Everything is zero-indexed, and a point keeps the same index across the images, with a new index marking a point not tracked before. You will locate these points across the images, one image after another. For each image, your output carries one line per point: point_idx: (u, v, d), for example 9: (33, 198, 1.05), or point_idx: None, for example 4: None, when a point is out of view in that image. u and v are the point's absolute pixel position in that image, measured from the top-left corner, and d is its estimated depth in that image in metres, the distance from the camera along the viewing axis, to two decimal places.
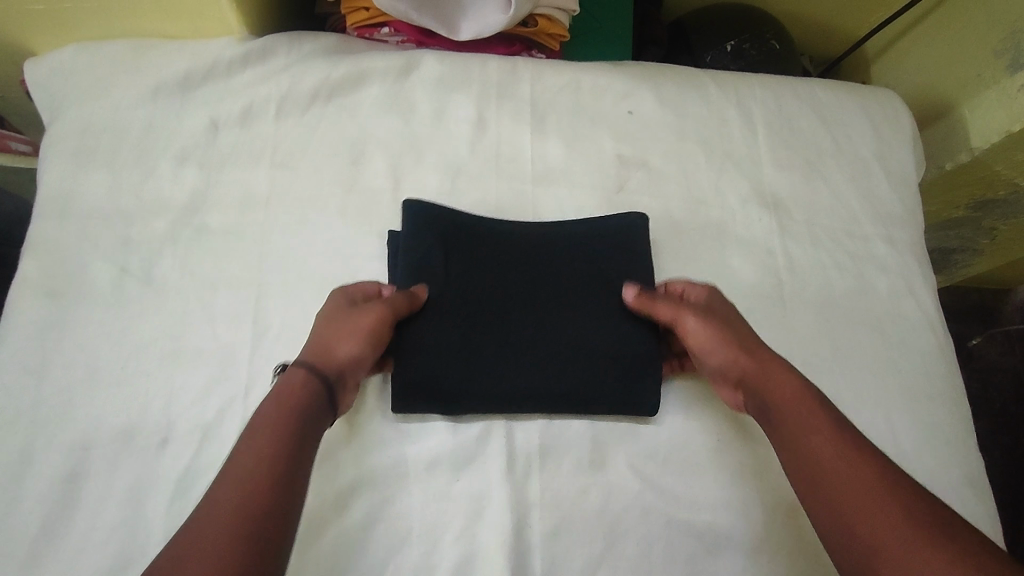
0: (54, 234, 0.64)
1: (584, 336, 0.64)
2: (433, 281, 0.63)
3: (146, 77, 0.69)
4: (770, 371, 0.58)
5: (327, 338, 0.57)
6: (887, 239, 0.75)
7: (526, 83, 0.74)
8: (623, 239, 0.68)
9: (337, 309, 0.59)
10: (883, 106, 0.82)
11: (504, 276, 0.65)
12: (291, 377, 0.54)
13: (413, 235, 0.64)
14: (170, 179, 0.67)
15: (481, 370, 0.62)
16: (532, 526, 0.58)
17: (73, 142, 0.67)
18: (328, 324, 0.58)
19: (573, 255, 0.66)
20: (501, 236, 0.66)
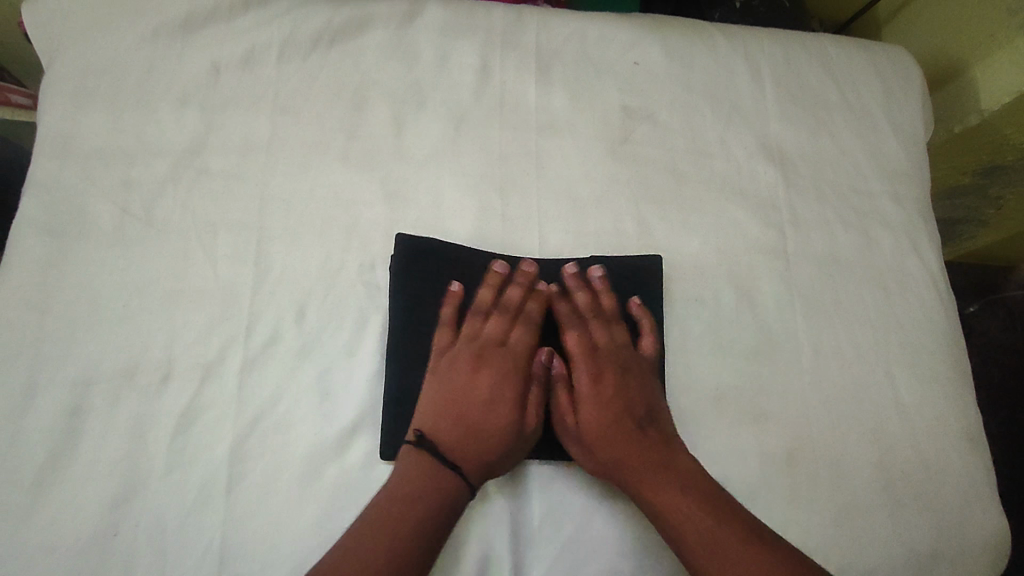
0: (55, 173, 0.64)
1: (589, 361, 0.61)
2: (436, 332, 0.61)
3: (147, 18, 0.68)
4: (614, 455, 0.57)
5: (486, 420, 0.58)
6: (893, 196, 0.75)
7: (531, 32, 0.73)
8: (630, 275, 0.65)
9: (506, 381, 0.60)
10: (893, 61, 0.81)
11: (504, 311, 0.62)
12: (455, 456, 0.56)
13: (408, 272, 0.61)
14: (170, 121, 0.66)
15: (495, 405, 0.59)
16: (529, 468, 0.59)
17: (73, 82, 0.67)
18: (488, 403, 0.58)
19: (575, 290, 0.63)
20: (497, 269, 0.63)
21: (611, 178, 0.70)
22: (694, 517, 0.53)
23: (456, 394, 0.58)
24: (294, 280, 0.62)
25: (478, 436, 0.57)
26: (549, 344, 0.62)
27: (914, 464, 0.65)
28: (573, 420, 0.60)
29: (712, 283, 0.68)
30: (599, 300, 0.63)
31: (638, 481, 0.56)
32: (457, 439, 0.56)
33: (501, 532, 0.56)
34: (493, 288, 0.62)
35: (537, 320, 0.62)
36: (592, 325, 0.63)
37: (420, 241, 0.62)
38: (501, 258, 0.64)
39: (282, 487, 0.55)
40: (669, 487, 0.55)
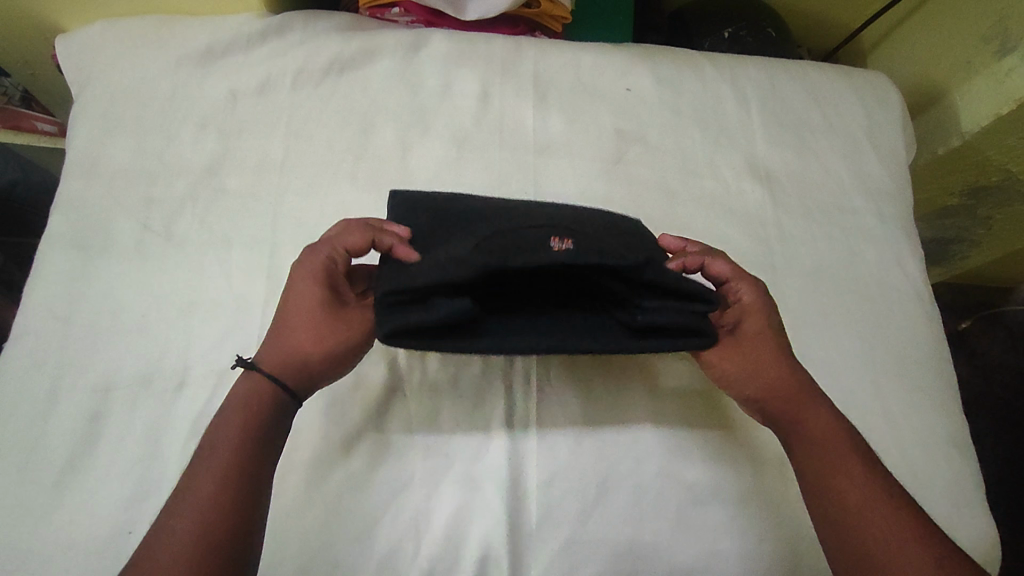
0: (82, 193, 0.68)
1: (591, 350, 0.64)
2: None
3: (171, 50, 0.73)
4: (797, 399, 0.58)
5: (293, 338, 0.56)
6: (878, 213, 0.78)
7: (529, 61, 0.78)
8: None
9: (315, 292, 0.56)
10: (873, 86, 0.85)
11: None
12: (270, 392, 0.54)
13: None
14: (190, 145, 0.71)
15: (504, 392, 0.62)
16: (529, 469, 0.60)
17: (101, 109, 0.72)
18: (298, 324, 0.56)
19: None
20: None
21: (604, 197, 0.73)
22: (859, 466, 0.56)
23: (281, 319, 0.57)
24: None
25: (286, 361, 0.55)
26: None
27: (904, 470, 0.67)
28: (735, 361, 0.60)
29: None
30: None
31: (802, 417, 0.58)
32: (285, 362, 0.55)
33: (499, 536, 0.58)
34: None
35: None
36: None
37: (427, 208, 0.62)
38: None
39: (289, 488, 0.58)
40: (839, 433, 0.57)
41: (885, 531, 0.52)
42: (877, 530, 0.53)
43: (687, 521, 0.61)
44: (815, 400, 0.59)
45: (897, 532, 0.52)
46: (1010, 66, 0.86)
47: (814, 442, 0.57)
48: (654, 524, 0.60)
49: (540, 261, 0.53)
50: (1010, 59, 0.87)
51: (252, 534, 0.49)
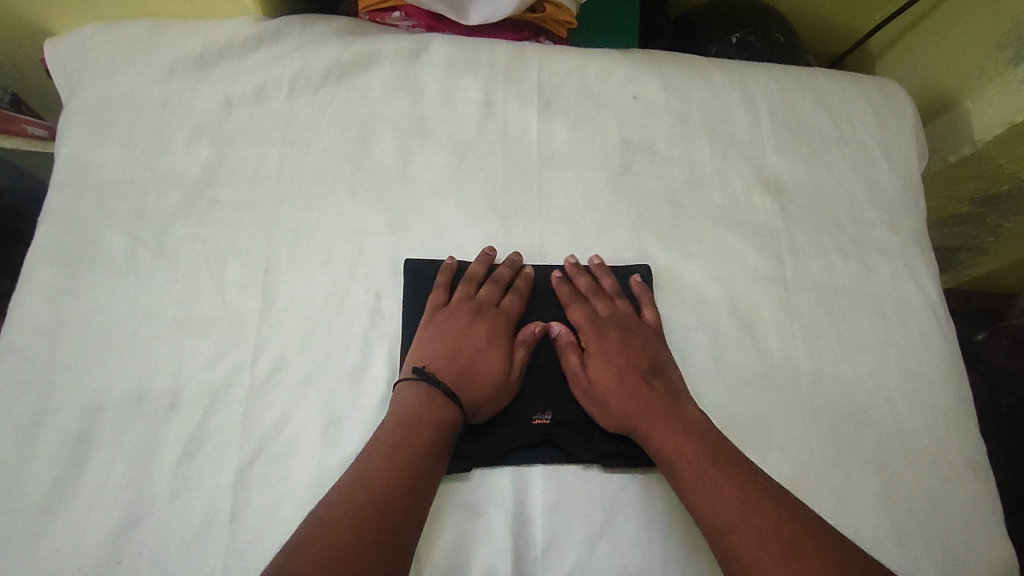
0: (70, 204, 0.66)
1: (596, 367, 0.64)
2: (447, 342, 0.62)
3: (164, 55, 0.71)
4: (649, 414, 0.59)
5: (486, 369, 0.60)
6: (891, 226, 0.76)
7: (533, 68, 0.76)
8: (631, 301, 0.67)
9: (480, 319, 0.63)
10: (886, 95, 0.83)
11: (515, 317, 0.65)
12: (443, 407, 0.56)
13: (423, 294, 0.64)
14: (183, 154, 0.68)
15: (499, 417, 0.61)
16: (532, 497, 0.58)
17: (91, 116, 0.69)
18: (481, 356, 0.61)
19: (583, 300, 0.66)
20: (510, 280, 0.66)
21: (611, 208, 0.71)
22: (713, 477, 0.53)
23: (451, 342, 0.61)
24: (301, 308, 0.63)
25: (466, 379, 0.59)
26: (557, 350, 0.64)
27: (920, 494, 0.64)
28: (596, 387, 0.62)
29: (712, 312, 0.69)
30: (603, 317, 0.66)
31: (655, 441, 0.57)
32: (450, 378, 0.59)
33: (503, 563, 0.56)
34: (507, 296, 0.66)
35: (548, 327, 0.65)
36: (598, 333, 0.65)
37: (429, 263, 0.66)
38: (514, 269, 0.67)
39: (285, 515, 0.56)
40: (692, 443, 0.56)
41: (744, 536, 0.49)
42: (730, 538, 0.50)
43: (699, 548, 0.58)
44: (663, 415, 0.58)
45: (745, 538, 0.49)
46: None
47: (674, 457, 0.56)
48: (665, 551, 0.58)
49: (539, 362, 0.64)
50: None
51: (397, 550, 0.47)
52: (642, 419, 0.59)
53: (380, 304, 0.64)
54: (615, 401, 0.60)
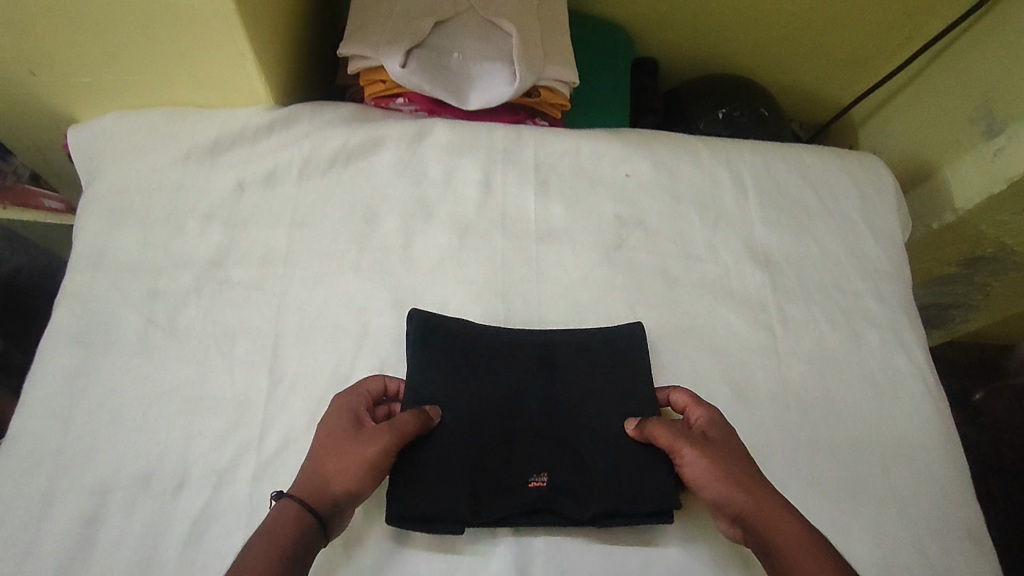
0: (86, 286, 0.68)
1: (598, 427, 0.64)
2: (451, 394, 0.63)
3: (180, 143, 0.75)
4: (755, 478, 0.58)
5: (339, 464, 0.56)
6: (878, 296, 0.79)
7: (530, 149, 0.80)
8: (629, 357, 0.68)
9: (342, 423, 0.58)
10: (867, 170, 0.86)
11: (516, 372, 0.65)
12: (296, 517, 0.53)
13: (426, 345, 0.65)
14: (196, 236, 0.71)
15: (500, 472, 0.61)
16: (536, 563, 0.59)
17: (110, 201, 0.73)
18: (337, 449, 0.57)
19: (582, 355, 0.68)
20: (511, 337, 0.67)
21: (607, 283, 0.74)
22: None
23: (314, 452, 0.58)
24: (307, 387, 0.65)
25: (314, 490, 0.55)
26: (554, 410, 0.64)
27: (921, 565, 0.65)
28: (715, 451, 0.59)
29: (707, 383, 0.70)
30: (603, 374, 0.67)
31: (755, 495, 0.57)
32: (304, 485, 0.55)
33: None
34: (506, 354, 0.66)
35: (545, 390, 0.65)
36: (598, 388, 0.66)
37: (435, 317, 0.67)
38: (513, 330, 0.68)
39: None
40: (819, 551, 0.53)
41: None
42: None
43: None
44: (788, 514, 0.56)
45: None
46: (997, 147, 0.88)
47: (794, 560, 0.53)
48: None
49: (539, 416, 0.64)
50: (996, 140, 0.88)
51: None
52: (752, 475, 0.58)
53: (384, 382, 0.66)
54: (732, 452, 0.60)
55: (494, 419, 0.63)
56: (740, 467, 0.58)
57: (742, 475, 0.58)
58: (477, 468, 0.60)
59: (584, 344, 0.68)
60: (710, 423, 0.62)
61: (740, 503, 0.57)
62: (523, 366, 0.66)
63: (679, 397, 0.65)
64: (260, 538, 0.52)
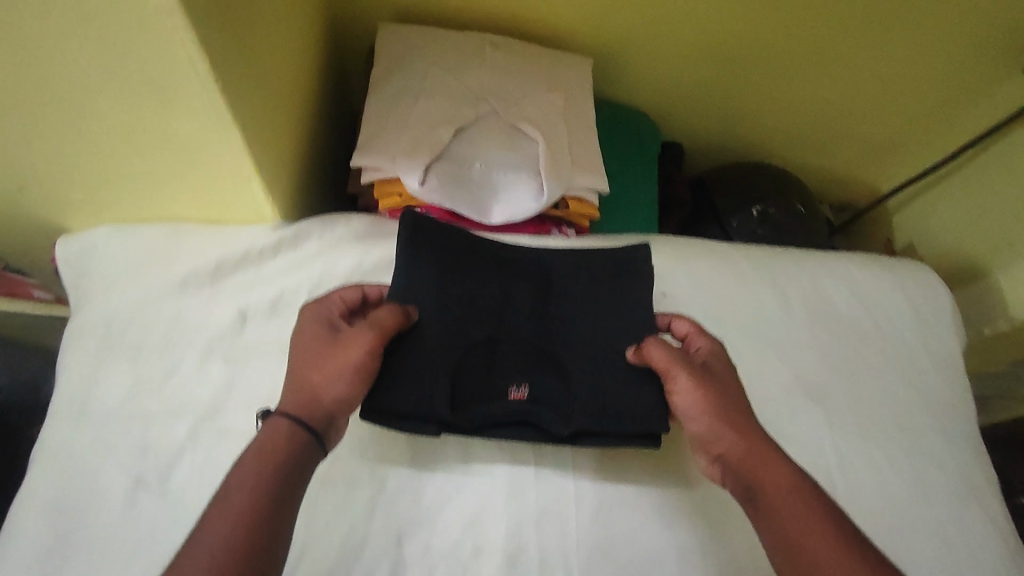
0: (68, 440, 0.61)
1: (588, 429, 0.60)
2: (441, 302, 0.61)
3: (176, 269, 0.69)
4: (756, 429, 0.56)
5: (324, 369, 0.55)
6: (941, 431, 0.72)
7: None
8: (630, 274, 0.66)
9: (322, 330, 0.58)
10: (924, 289, 0.80)
11: (509, 282, 0.65)
12: (286, 442, 0.52)
13: (416, 248, 0.63)
14: (193, 377, 0.65)
15: (481, 383, 0.60)
16: (529, 549, 0.59)
17: (98, 336, 0.66)
18: (320, 355, 0.56)
19: (574, 262, 0.67)
20: (507, 254, 0.66)
21: None
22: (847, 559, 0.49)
23: (296, 360, 0.57)
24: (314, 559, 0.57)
25: (302, 395, 0.54)
26: (547, 309, 0.64)
27: None
28: (714, 382, 0.58)
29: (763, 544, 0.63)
30: (602, 283, 0.66)
31: (750, 443, 0.55)
32: (292, 400, 0.54)
33: None
34: (496, 256, 0.66)
35: (537, 302, 0.64)
36: (594, 313, 0.64)
37: (428, 224, 0.65)
38: (506, 248, 0.67)
39: None
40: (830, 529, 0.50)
41: None
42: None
43: None
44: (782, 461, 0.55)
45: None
46: None
47: (778, 500, 0.53)
48: None
49: (530, 337, 0.62)
50: None
51: None
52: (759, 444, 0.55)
53: (402, 554, 0.58)
54: (725, 381, 0.59)
55: (489, 319, 0.62)
56: (742, 413, 0.57)
57: (738, 414, 0.57)
58: (449, 351, 0.60)
59: (585, 261, 0.67)
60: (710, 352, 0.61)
61: (742, 467, 0.55)
62: (515, 281, 0.65)
63: (682, 326, 0.64)
64: (251, 466, 0.50)
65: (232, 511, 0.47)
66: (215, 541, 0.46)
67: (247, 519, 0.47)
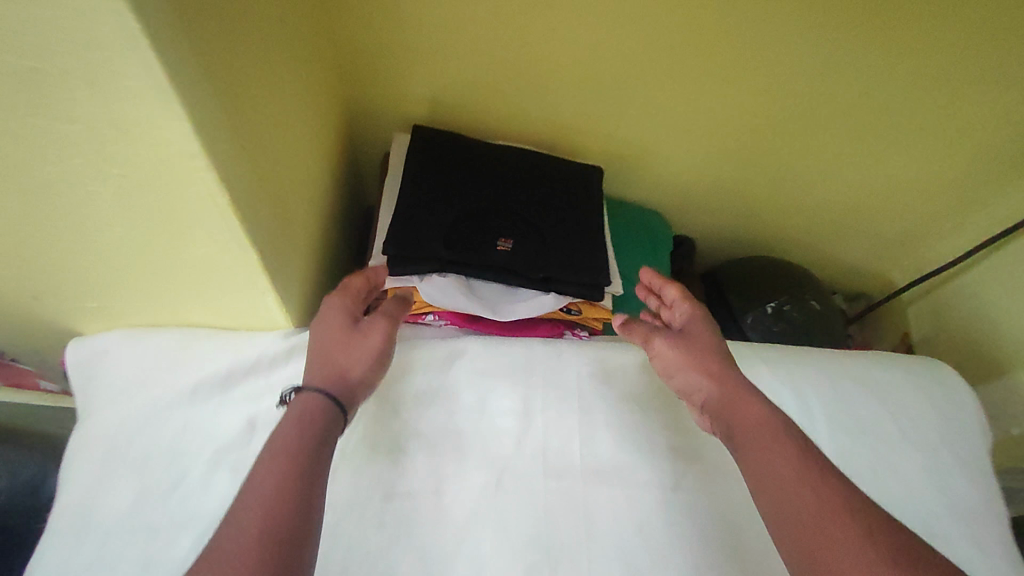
0: (67, 558, 0.60)
1: (562, 277, 0.74)
2: (437, 209, 0.76)
3: (187, 377, 0.69)
4: (736, 394, 0.61)
5: (350, 346, 0.60)
6: (972, 540, 0.72)
7: (574, 370, 0.74)
8: (589, 178, 0.85)
9: (341, 313, 0.63)
10: (941, 387, 0.82)
11: (492, 190, 0.79)
12: (314, 411, 0.55)
13: (425, 151, 0.81)
14: (200, 491, 0.64)
15: (472, 240, 0.74)
16: (536, 430, 0.70)
17: (103, 446, 0.66)
18: (340, 341, 0.60)
19: (553, 192, 0.81)
20: (495, 153, 0.83)
21: (666, 536, 0.66)
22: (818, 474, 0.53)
23: (320, 338, 0.61)
24: None
25: (334, 381, 0.58)
26: (526, 192, 0.80)
27: None
28: (681, 346, 0.67)
29: None
30: (571, 191, 0.82)
31: (748, 418, 0.59)
32: (322, 380, 0.58)
33: (529, 525, 0.65)
34: (485, 177, 0.80)
35: (518, 191, 0.80)
36: (562, 206, 0.80)
37: (431, 135, 0.82)
38: (493, 151, 0.83)
39: None
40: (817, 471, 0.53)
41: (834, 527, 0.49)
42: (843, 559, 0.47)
43: None
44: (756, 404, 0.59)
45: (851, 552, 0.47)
46: None
47: (751, 436, 0.57)
48: None
49: (515, 202, 0.79)
50: None
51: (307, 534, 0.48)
52: (739, 394, 0.61)
53: None
54: (715, 368, 0.64)
55: (477, 213, 0.77)
56: (717, 380, 0.63)
57: (722, 391, 0.62)
58: (456, 233, 0.74)
59: (559, 185, 0.82)
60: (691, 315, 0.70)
61: (727, 423, 0.60)
62: (499, 177, 0.81)
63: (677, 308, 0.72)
64: (288, 428, 0.54)
65: (272, 470, 0.50)
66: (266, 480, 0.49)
67: (288, 473, 0.50)
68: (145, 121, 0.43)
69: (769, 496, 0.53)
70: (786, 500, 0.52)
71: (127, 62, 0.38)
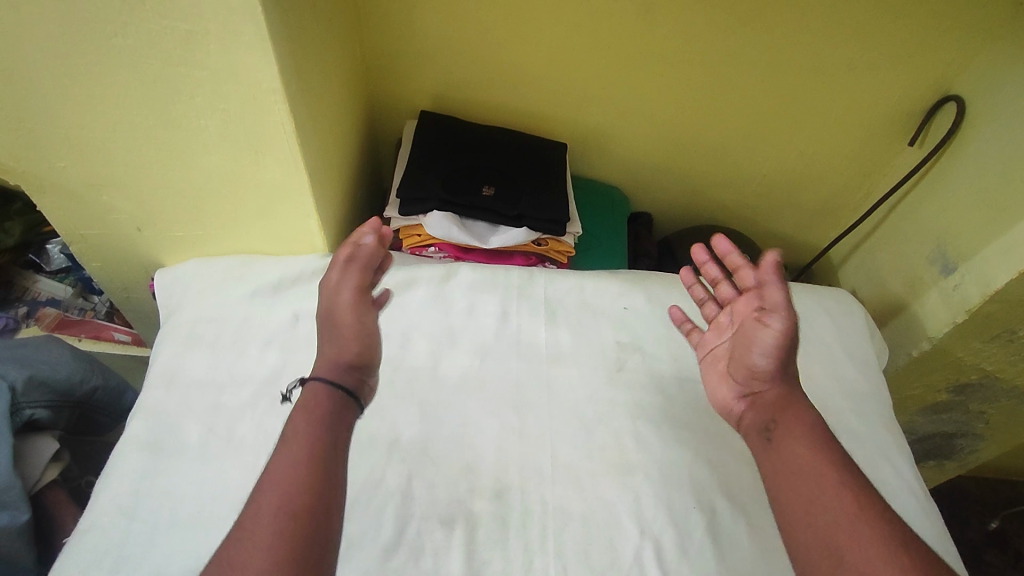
0: (160, 402, 0.80)
1: (528, 215, 0.98)
2: (436, 167, 1.01)
3: (247, 284, 0.91)
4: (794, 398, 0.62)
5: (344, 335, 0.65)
6: (858, 412, 0.87)
7: (541, 286, 0.96)
8: (554, 148, 1.09)
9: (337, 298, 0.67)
10: (839, 302, 1.00)
11: (478, 155, 1.04)
12: (318, 401, 0.58)
13: (427, 127, 1.06)
14: (257, 361, 0.85)
15: (461, 188, 0.98)
16: (512, 326, 0.91)
17: (184, 333, 0.87)
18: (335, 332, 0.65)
19: (525, 158, 1.06)
20: (481, 129, 1.08)
21: (610, 399, 0.85)
22: (843, 477, 0.55)
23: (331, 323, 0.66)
24: None
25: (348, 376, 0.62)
26: (504, 157, 1.05)
27: None
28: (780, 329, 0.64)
29: (707, 491, 0.78)
30: (539, 157, 1.07)
31: (789, 426, 0.60)
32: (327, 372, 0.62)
33: (502, 388, 0.85)
34: (473, 146, 1.05)
35: (497, 155, 1.05)
36: (531, 167, 1.05)
37: (432, 116, 1.08)
38: (479, 128, 1.08)
39: None
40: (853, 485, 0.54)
41: (853, 533, 0.51)
42: (856, 546, 0.50)
43: None
44: (807, 412, 0.61)
45: (872, 549, 0.50)
46: (954, 283, 0.98)
47: (794, 439, 0.59)
48: None
49: (495, 163, 1.03)
50: (953, 276, 0.99)
51: (330, 513, 0.51)
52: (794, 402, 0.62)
53: (411, 489, 0.75)
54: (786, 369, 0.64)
55: (466, 170, 1.01)
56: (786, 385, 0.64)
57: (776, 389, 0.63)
58: (450, 183, 0.98)
59: (531, 153, 1.07)
60: (780, 304, 0.64)
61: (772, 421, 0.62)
62: (483, 147, 1.06)
63: (768, 292, 0.65)
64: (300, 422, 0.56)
65: (288, 464, 0.53)
66: (283, 470, 0.52)
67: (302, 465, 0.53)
68: (246, 63, 0.68)
69: (787, 489, 0.56)
70: (808, 500, 0.54)
71: (242, 19, 0.63)
